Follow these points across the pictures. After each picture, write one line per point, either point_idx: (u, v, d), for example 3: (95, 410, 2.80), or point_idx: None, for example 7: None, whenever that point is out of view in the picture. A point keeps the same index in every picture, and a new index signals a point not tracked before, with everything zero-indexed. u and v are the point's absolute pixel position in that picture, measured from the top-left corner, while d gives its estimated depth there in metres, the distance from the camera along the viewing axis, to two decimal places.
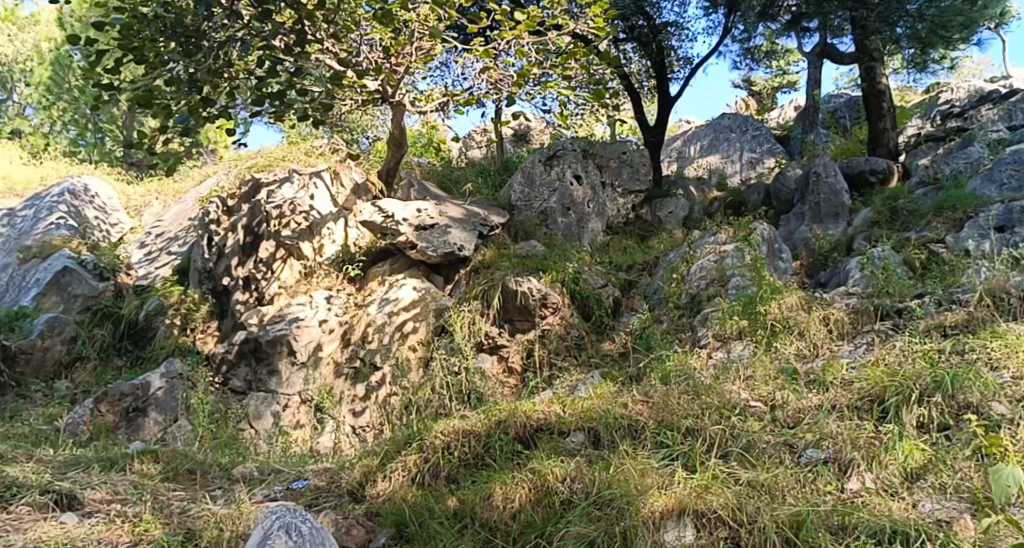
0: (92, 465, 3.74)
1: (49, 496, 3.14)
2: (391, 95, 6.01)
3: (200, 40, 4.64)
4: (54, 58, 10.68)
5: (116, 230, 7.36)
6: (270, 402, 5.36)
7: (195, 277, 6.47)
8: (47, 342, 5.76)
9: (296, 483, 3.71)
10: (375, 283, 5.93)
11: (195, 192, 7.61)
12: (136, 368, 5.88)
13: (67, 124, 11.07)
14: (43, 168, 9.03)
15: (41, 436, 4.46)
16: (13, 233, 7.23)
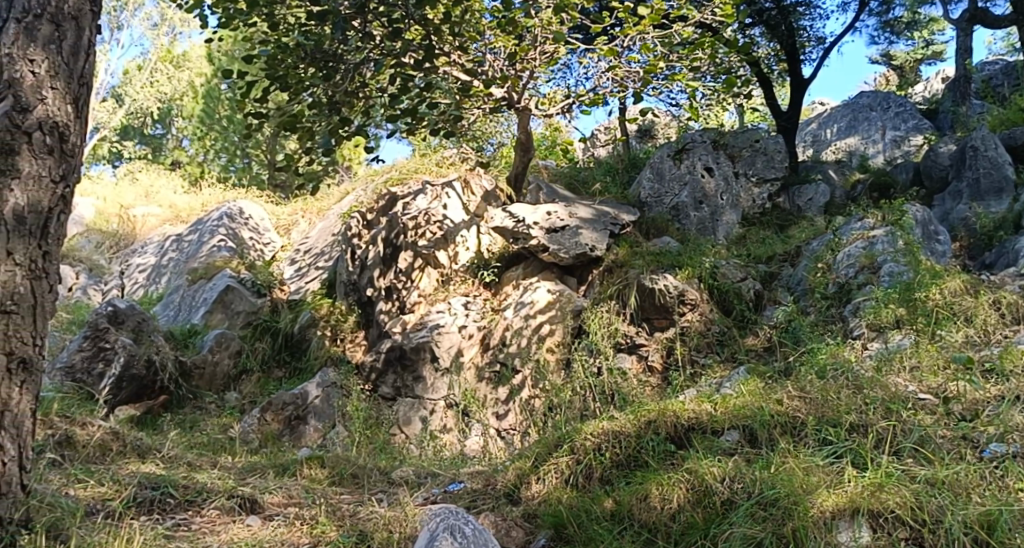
0: (268, 471, 4.01)
1: (234, 500, 3.39)
2: (517, 101, 6.00)
3: (337, 63, 4.84)
4: (206, 92, 11.51)
5: (269, 248, 7.88)
6: (418, 408, 5.53)
7: (342, 289, 6.79)
8: (217, 356, 6.06)
9: (453, 485, 3.82)
10: (510, 288, 6.02)
11: (337, 209, 7.98)
12: (294, 378, 6.24)
13: (218, 152, 11.88)
14: (201, 194, 9.74)
15: (217, 444, 4.80)
16: (182, 255, 7.82)
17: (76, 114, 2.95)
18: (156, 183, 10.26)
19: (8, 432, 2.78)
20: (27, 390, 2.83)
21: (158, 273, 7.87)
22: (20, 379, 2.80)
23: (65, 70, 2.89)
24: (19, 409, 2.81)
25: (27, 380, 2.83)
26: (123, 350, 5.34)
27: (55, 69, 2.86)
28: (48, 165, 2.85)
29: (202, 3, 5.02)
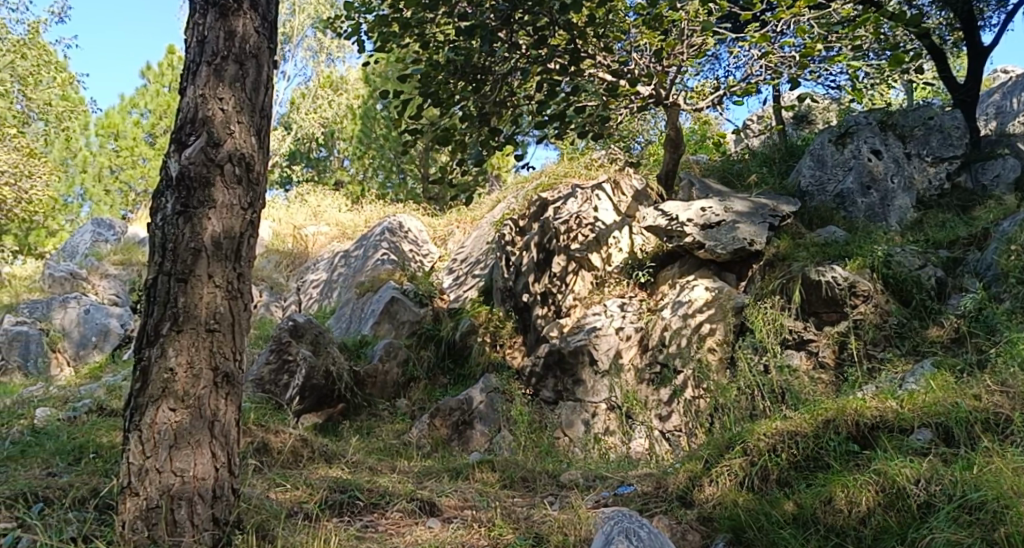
0: (443, 475, 4.17)
1: (416, 503, 3.56)
2: (666, 98, 5.86)
3: (486, 75, 4.95)
4: (363, 113, 12.04)
5: (428, 259, 8.20)
6: (580, 411, 5.53)
7: (499, 296, 6.94)
8: (386, 366, 6.30)
9: (623, 488, 3.80)
10: (666, 287, 5.90)
11: (490, 217, 8.15)
12: (459, 385, 6.43)
13: (376, 170, 12.40)
14: (364, 212, 10.23)
15: (393, 449, 5.05)
16: (349, 270, 8.23)
17: (259, 146, 3.32)
18: (323, 204, 10.88)
19: (219, 440, 3.07)
20: (231, 401, 3.13)
21: (329, 288, 8.34)
22: (225, 391, 3.11)
23: (248, 106, 3.28)
24: (225, 419, 3.11)
25: (232, 392, 3.14)
26: (304, 362, 5.70)
27: (241, 105, 3.25)
28: (238, 195, 3.22)
29: (360, 29, 5.28)
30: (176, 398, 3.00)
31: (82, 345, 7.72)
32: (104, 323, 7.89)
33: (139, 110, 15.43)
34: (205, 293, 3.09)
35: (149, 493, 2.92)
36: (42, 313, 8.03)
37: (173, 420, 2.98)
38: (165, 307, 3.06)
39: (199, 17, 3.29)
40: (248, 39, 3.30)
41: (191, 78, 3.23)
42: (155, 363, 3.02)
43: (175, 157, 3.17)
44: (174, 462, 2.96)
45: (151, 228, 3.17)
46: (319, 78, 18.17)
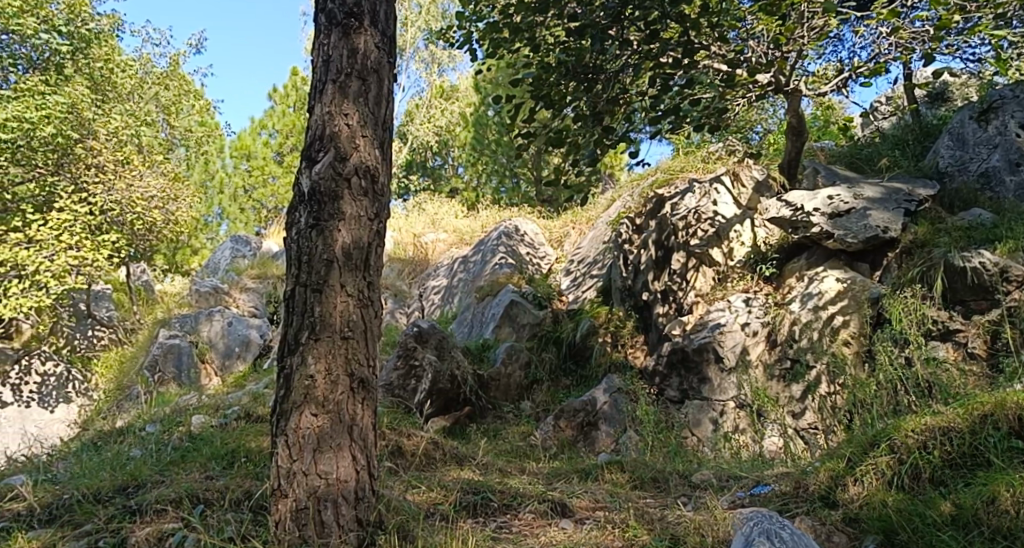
0: (572, 476, 4.18)
1: (547, 504, 3.65)
2: (786, 84, 5.65)
3: (597, 74, 4.92)
4: (476, 121, 12.20)
5: (546, 261, 8.25)
6: (707, 409, 5.39)
7: (617, 295, 6.86)
8: (509, 369, 6.37)
9: (759, 488, 3.68)
10: (794, 280, 5.68)
11: (605, 217, 8.08)
12: (582, 386, 6.40)
13: (490, 175, 12.54)
14: (480, 218, 10.37)
15: (519, 451, 5.13)
16: (469, 275, 8.35)
17: (382, 157, 3.57)
18: (440, 211, 11.10)
19: (358, 444, 3.34)
20: (367, 405, 3.39)
21: (450, 294, 8.48)
22: (361, 396, 3.38)
23: (371, 119, 3.54)
24: (363, 423, 3.38)
25: (367, 397, 3.40)
26: (429, 367, 5.84)
27: (364, 119, 3.51)
28: (365, 206, 3.48)
29: (471, 39, 5.38)
30: (317, 404, 3.29)
31: (227, 356, 8.20)
32: (245, 334, 8.36)
33: (267, 130, 16.24)
34: (339, 302, 3.37)
35: (297, 495, 3.23)
36: (191, 326, 8.57)
37: (315, 425, 3.28)
38: (304, 316, 3.36)
39: (324, 37, 3.57)
40: (369, 56, 3.56)
41: (319, 96, 3.52)
42: (297, 370, 3.32)
43: (307, 173, 3.46)
44: (318, 465, 3.25)
45: (288, 241, 3.47)
46: (432, 88, 18.52)
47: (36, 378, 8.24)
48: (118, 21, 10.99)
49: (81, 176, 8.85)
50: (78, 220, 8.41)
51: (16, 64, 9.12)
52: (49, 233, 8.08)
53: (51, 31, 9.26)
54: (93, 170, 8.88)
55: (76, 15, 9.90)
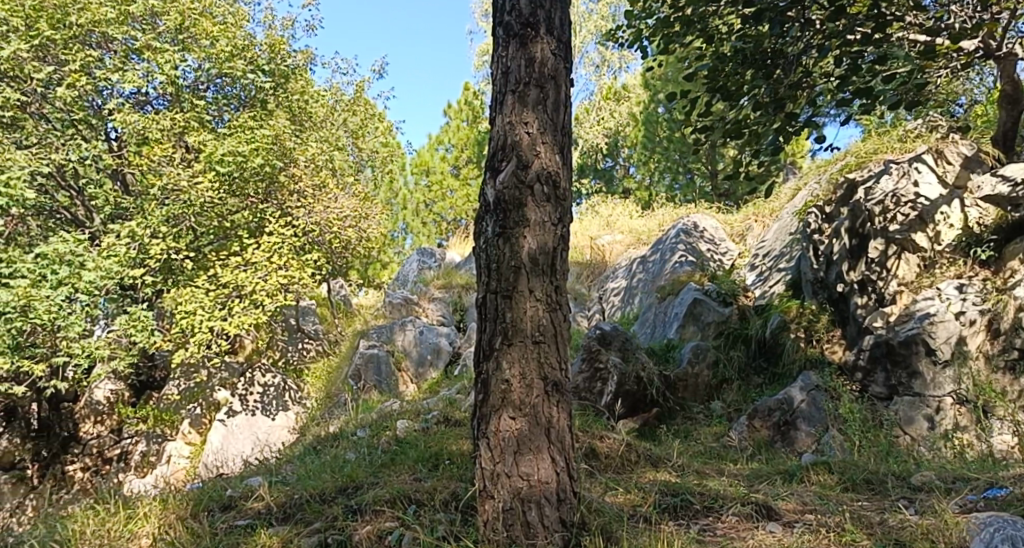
0: (776, 477, 4.05)
1: (751, 507, 3.59)
2: (997, 49, 5.08)
3: (777, 59, 4.75)
4: (646, 119, 12.09)
5: (727, 258, 7.98)
6: (920, 406, 5.04)
7: (808, 288, 6.49)
8: (696, 368, 6.21)
9: (992, 491, 3.38)
10: (1017, 263, 5.21)
11: (791, 208, 7.70)
12: (777, 385, 6.13)
13: (662, 173, 12.42)
14: (656, 217, 10.26)
15: (714, 453, 5.04)
16: (648, 275, 8.23)
17: (563, 162, 3.65)
18: (614, 214, 11.09)
19: (556, 446, 3.46)
20: (562, 408, 3.50)
21: (630, 295, 8.40)
22: (556, 399, 3.48)
23: (551, 126, 3.63)
24: (559, 425, 3.49)
25: (562, 400, 3.50)
26: (615, 369, 5.82)
27: (544, 126, 3.61)
28: (549, 212, 3.58)
29: (641, 36, 5.30)
30: (515, 407, 3.44)
31: (421, 364, 8.63)
32: (435, 342, 8.76)
33: (444, 146, 17.00)
34: (529, 307, 3.49)
35: (502, 496, 3.41)
36: (386, 336, 9.07)
37: (514, 427, 3.44)
38: (496, 322, 3.51)
39: (501, 50, 3.71)
40: (546, 63, 3.67)
41: (499, 107, 3.66)
42: (493, 375, 3.48)
43: (491, 183, 3.61)
44: (520, 467, 3.40)
45: (477, 250, 3.64)
46: (600, 91, 18.50)
47: (258, 389, 9.02)
48: (310, 55, 11.74)
49: (286, 202, 9.76)
50: (286, 241, 9.09)
51: (229, 103, 10.23)
52: (263, 255, 8.84)
53: (256, 71, 10.20)
54: (296, 196, 9.81)
55: (277, 53, 10.74)
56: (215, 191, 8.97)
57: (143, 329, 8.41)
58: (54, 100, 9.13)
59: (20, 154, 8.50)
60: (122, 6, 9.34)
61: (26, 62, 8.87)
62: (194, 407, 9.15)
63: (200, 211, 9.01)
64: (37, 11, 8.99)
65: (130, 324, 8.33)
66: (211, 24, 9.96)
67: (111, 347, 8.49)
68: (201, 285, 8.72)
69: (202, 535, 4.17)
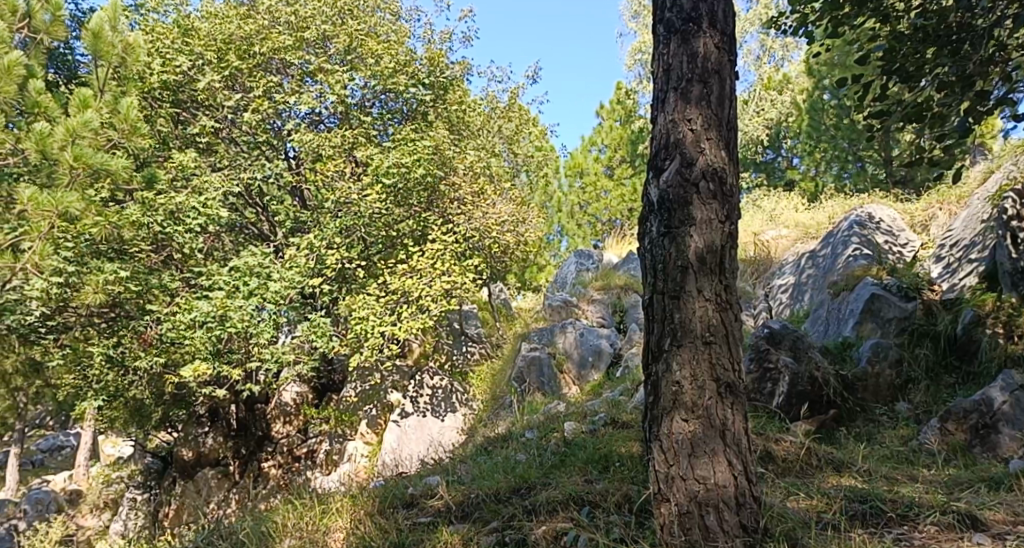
0: (979, 485, 3.91)
1: (952, 516, 3.61)
2: None
3: (966, 34, 4.37)
4: (810, 107, 11.56)
5: (909, 249, 7.45)
6: None
7: (1007, 280, 5.88)
8: (877, 368, 5.85)
9: None
10: None
11: (983, 193, 7.09)
12: (972, 386, 5.69)
13: (829, 162, 11.87)
14: (825, 209, 9.78)
15: (902, 458, 4.73)
16: (819, 270, 7.83)
17: (728, 157, 3.85)
18: (778, 208, 10.69)
19: (733, 449, 3.62)
20: (736, 410, 3.67)
21: (800, 291, 8.01)
22: (730, 400, 3.66)
23: (715, 121, 3.84)
24: (735, 428, 3.65)
25: (735, 401, 3.67)
26: (786, 370, 5.60)
27: (708, 122, 3.84)
28: (716, 209, 3.78)
29: (807, 20, 5.06)
30: (687, 409, 3.65)
31: (583, 366, 8.61)
32: (597, 343, 8.71)
33: (598, 147, 17.27)
34: (698, 307, 3.70)
35: (678, 499, 3.61)
36: (548, 339, 9.19)
37: (687, 429, 3.64)
38: (665, 324, 3.76)
39: (663, 46, 3.99)
40: (709, 58, 3.88)
41: (662, 108, 3.93)
42: (664, 376, 3.72)
43: (656, 183, 3.89)
44: (695, 470, 3.60)
45: (644, 250, 3.91)
46: (759, 81, 17.81)
47: (428, 391, 9.40)
48: (466, 66, 12.03)
49: (447, 209, 10.10)
50: (447, 248, 9.43)
51: (393, 118, 10.69)
52: (427, 263, 9.21)
53: (417, 84, 10.62)
54: (456, 203, 10.11)
55: (437, 66, 11.15)
56: (383, 202, 9.46)
57: (322, 335, 8.94)
58: (240, 124, 10.07)
59: (215, 177, 9.42)
60: (298, 33, 10.21)
61: (218, 91, 9.90)
62: (370, 409, 9.69)
63: (369, 222, 9.51)
64: (227, 44, 9.99)
65: (311, 331, 8.90)
66: (376, 43, 10.43)
67: (296, 352, 9.09)
68: (372, 293, 9.20)
69: (389, 531, 4.53)
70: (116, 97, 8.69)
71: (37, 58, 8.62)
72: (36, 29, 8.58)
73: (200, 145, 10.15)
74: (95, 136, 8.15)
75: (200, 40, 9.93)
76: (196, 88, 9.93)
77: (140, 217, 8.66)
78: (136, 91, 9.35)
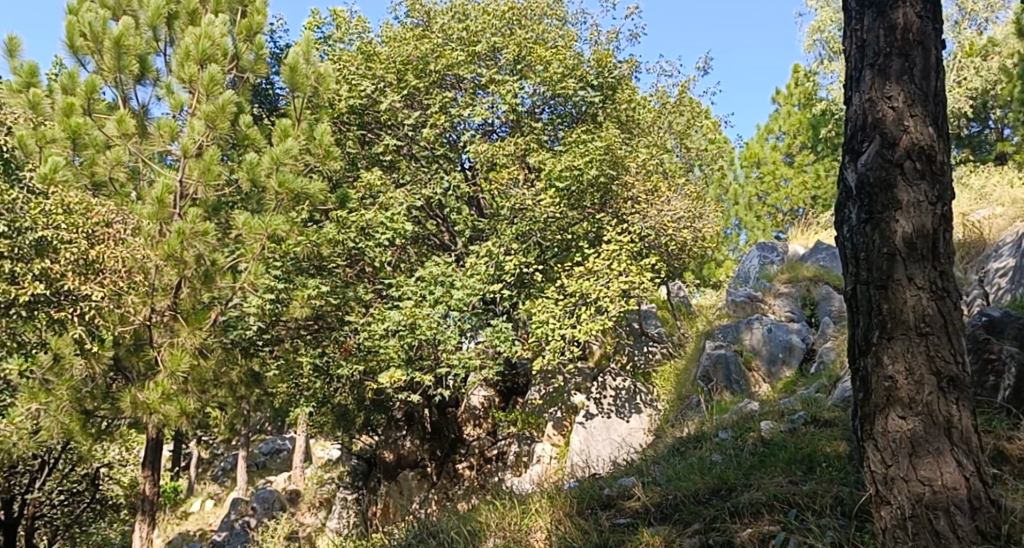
0: None
1: None
2: None
3: None
4: None
5: None
6: None
7: None
8: None
9: None
10: None
11: None
12: None
13: None
14: None
15: None
16: None
17: (936, 134, 3.58)
18: (990, 186, 9.78)
19: (962, 448, 3.37)
20: (962, 405, 3.41)
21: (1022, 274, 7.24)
22: (953, 396, 3.41)
23: (919, 96, 3.59)
24: (962, 425, 3.39)
25: (961, 396, 3.41)
26: (1010, 359, 5.01)
27: (911, 97, 3.58)
28: (924, 191, 3.52)
29: None
30: (904, 406, 3.42)
31: (772, 362, 8.31)
32: (787, 339, 8.35)
33: (775, 134, 17.04)
34: (910, 296, 3.46)
35: (901, 503, 3.39)
36: (733, 336, 8.88)
37: (905, 427, 3.42)
38: (872, 316, 3.54)
39: (856, 22, 3.78)
40: (910, 29, 3.63)
41: (858, 86, 3.72)
42: (875, 371, 3.51)
43: (853, 166, 3.68)
44: (919, 471, 3.37)
45: (844, 239, 3.72)
46: (958, 49, 16.40)
47: (611, 392, 9.38)
48: (635, 63, 11.96)
49: (621, 209, 10.09)
50: (623, 248, 9.32)
51: (563, 122, 10.80)
52: (604, 263, 9.16)
53: (585, 87, 10.66)
54: (630, 202, 10.08)
55: (604, 67, 11.09)
56: (557, 206, 9.57)
57: (505, 340, 9.14)
58: (420, 140, 10.50)
59: (399, 193, 9.87)
60: (470, 48, 10.60)
61: (399, 111, 10.46)
62: (556, 411, 9.82)
63: (545, 227, 9.70)
64: (405, 65, 10.54)
65: (494, 336, 9.13)
66: (544, 50, 10.55)
67: (482, 357, 9.37)
68: (551, 296, 9.33)
69: (590, 531, 4.59)
70: (311, 125, 9.43)
71: (245, 95, 9.48)
72: (244, 68, 9.44)
73: (384, 163, 10.73)
74: (295, 162, 8.91)
75: (381, 64, 10.59)
76: (379, 109, 10.51)
77: (336, 235, 9.34)
78: (328, 117, 10.07)
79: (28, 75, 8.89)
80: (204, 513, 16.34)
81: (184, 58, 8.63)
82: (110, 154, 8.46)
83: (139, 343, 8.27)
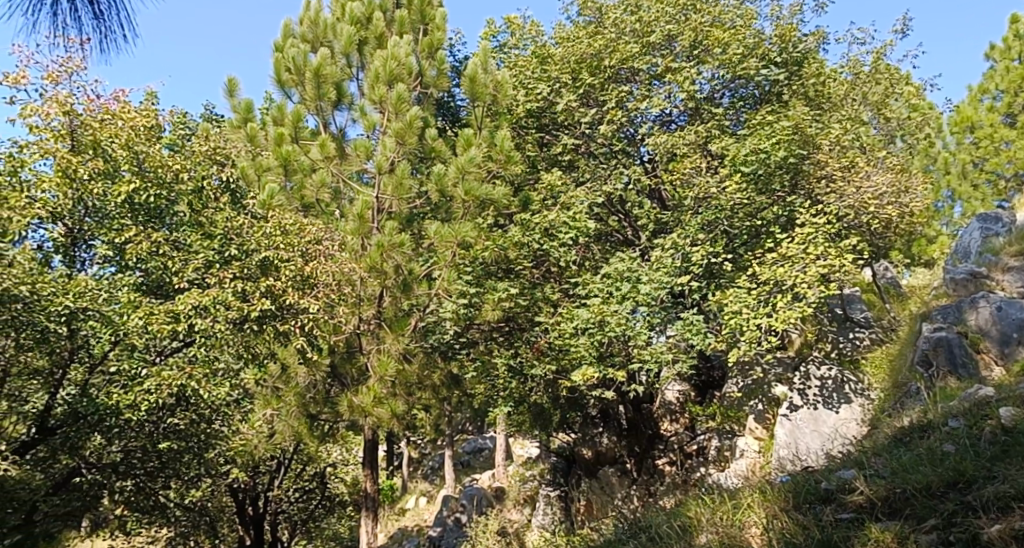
0: None
1: None
2: None
3: None
4: None
5: None
6: None
7: None
8: None
9: None
10: None
11: None
12: None
13: None
14: None
15: None
16: None
17: None
18: None
19: None
20: None
21: None
22: None
23: None
24: None
25: None
26: None
27: None
28: None
29: None
30: None
31: (1005, 343, 7.48)
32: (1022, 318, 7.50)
33: (990, 94, 15.06)
34: None
35: None
36: (955, 317, 8.12)
37: None
38: None
39: None
40: None
41: None
42: None
43: None
44: None
45: None
46: None
47: (816, 382, 8.86)
48: (822, 34, 11.29)
49: (815, 189, 9.58)
50: (819, 230, 8.80)
51: (744, 104, 10.40)
52: (799, 248, 8.69)
53: (769, 65, 10.22)
54: (824, 181, 9.54)
55: (788, 42, 10.59)
56: (744, 192, 9.27)
57: (697, 332, 8.90)
58: (598, 137, 10.51)
59: (580, 192, 9.93)
60: (644, 39, 10.49)
61: (576, 110, 10.49)
62: (756, 403, 9.43)
63: (732, 213, 9.42)
64: (579, 63, 10.59)
65: (685, 329, 8.93)
66: (722, 32, 10.24)
67: (674, 351, 9.09)
68: (743, 285, 8.92)
69: (811, 526, 4.37)
70: (491, 132, 9.69)
71: (430, 110, 9.91)
72: (427, 84, 9.87)
73: (564, 163, 10.82)
74: (480, 169, 9.18)
75: (556, 65, 10.73)
76: (556, 110, 10.63)
77: (521, 238, 9.52)
78: (508, 123, 10.29)
79: (244, 112, 9.74)
80: (418, 509, 17.20)
81: (375, 81, 9.24)
82: (316, 176, 9.04)
83: (351, 351, 8.86)
